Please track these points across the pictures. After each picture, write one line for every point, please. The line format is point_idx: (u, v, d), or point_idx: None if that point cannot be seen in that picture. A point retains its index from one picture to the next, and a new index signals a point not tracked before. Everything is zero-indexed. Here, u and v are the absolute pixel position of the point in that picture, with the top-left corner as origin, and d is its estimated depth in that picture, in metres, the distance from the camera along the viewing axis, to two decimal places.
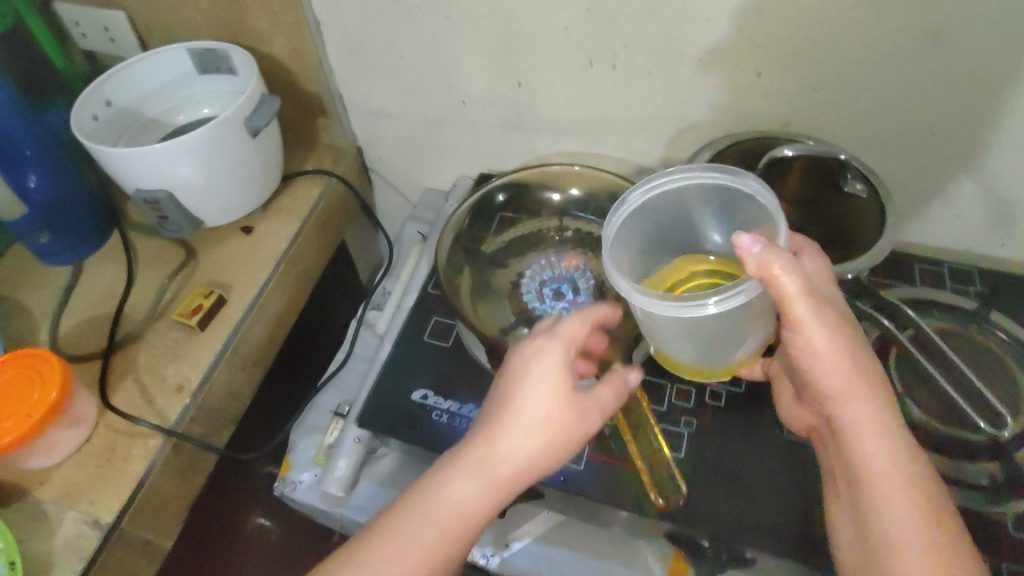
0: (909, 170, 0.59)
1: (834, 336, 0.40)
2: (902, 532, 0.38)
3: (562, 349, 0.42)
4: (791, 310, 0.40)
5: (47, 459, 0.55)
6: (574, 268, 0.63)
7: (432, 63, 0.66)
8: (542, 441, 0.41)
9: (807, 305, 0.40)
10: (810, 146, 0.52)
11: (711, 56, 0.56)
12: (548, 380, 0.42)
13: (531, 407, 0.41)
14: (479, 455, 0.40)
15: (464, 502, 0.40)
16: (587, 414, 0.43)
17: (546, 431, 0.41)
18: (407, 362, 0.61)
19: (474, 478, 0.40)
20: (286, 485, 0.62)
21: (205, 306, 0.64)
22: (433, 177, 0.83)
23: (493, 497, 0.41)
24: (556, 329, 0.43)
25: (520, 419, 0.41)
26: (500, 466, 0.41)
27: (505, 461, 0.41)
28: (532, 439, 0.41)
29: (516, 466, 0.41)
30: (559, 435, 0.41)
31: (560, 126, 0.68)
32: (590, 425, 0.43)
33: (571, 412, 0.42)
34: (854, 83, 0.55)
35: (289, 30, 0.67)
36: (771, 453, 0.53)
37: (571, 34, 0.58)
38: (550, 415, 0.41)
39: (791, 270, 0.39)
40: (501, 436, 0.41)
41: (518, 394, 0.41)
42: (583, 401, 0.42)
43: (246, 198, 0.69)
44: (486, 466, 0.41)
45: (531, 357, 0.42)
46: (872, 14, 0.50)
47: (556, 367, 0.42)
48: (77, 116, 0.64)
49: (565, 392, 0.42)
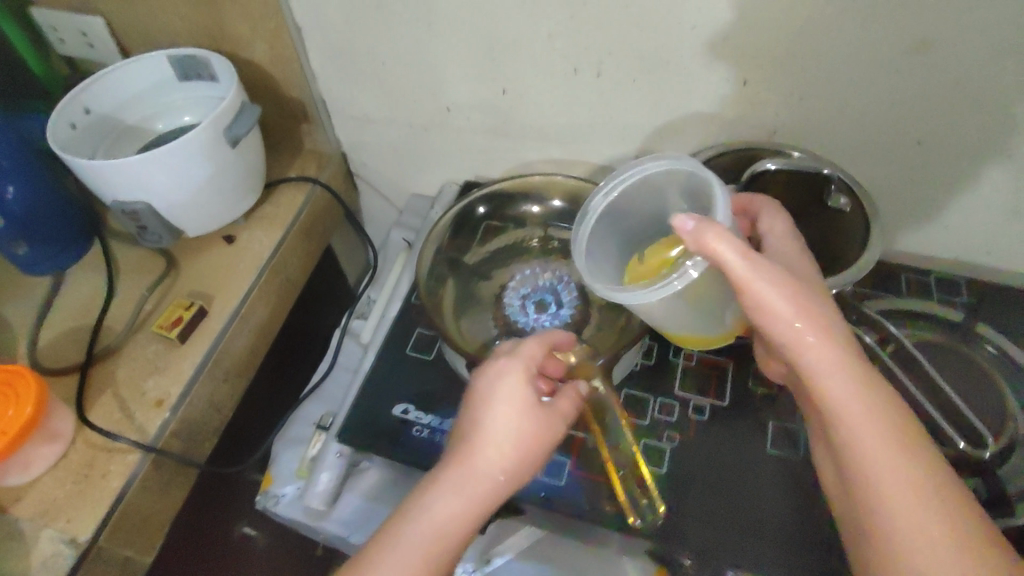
0: (897, 179, 0.59)
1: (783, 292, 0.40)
2: (891, 476, 0.37)
3: (521, 367, 0.44)
4: (737, 277, 0.40)
5: (24, 476, 0.54)
6: (557, 279, 0.63)
7: (415, 69, 0.65)
8: (512, 455, 0.42)
9: (751, 268, 0.39)
10: (795, 162, 0.51)
11: (697, 64, 0.55)
12: (512, 398, 0.43)
13: (497, 423, 0.43)
14: (455, 474, 0.42)
15: (446, 521, 0.41)
16: (553, 424, 0.44)
17: (515, 442, 0.43)
18: (391, 376, 0.61)
19: (453, 496, 0.41)
20: (268, 499, 0.61)
21: (185, 318, 0.63)
22: (419, 184, 0.82)
23: (474, 512, 0.42)
24: (514, 351, 0.45)
25: (489, 435, 0.42)
26: (474, 482, 0.42)
27: (479, 478, 0.42)
28: (503, 455, 0.42)
29: (491, 479, 0.42)
30: (530, 447, 0.43)
31: (546, 133, 0.67)
32: (557, 433, 0.45)
33: (538, 425, 0.44)
34: (841, 92, 0.54)
35: (270, 36, 0.66)
36: (753, 471, 0.53)
37: (555, 41, 0.57)
38: (516, 428, 0.43)
39: (727, 239, 0.39)
40: (472, 455, 0.42)
41: (484, 413, 0.43)
42: (548, 413, 0.44)
43: (226, 207, 0.68)
44: (463, 483, 0.42)
45: (492, 378, 0.44)
46: (860, 23, 0.49)
47: (518, 384, 0.44)
48: (54, 125, 0.62)
49: (528, 406, 0.44)
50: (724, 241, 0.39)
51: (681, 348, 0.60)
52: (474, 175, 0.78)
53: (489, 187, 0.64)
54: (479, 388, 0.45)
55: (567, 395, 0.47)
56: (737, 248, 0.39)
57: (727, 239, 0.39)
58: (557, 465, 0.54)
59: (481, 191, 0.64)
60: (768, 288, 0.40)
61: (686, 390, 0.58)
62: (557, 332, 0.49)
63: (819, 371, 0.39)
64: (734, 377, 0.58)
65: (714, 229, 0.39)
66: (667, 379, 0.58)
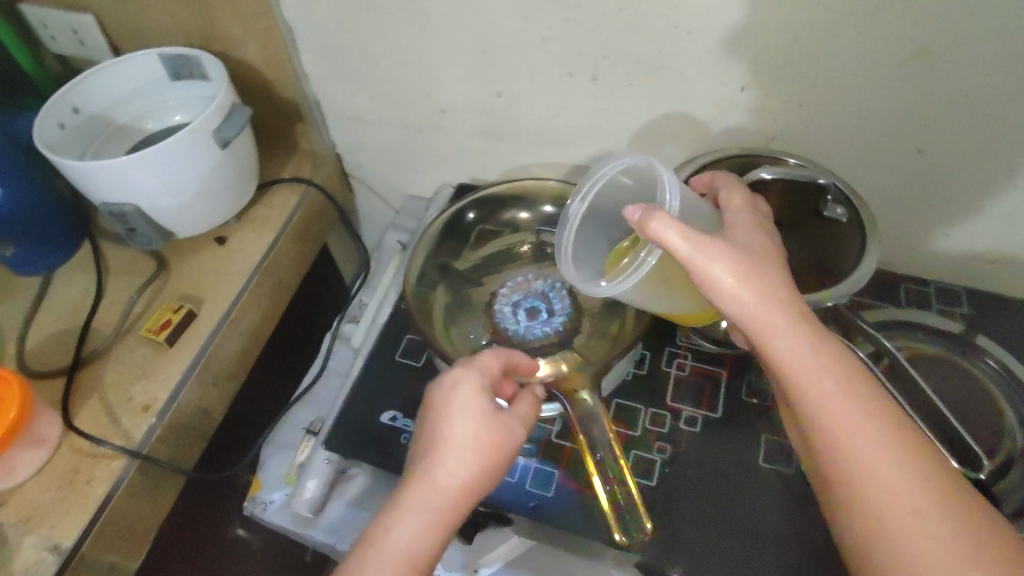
0: (896, 188, 0.58)
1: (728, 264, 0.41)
2: (854, 436, 0.38)
3: (476, 377, 0.45)
4: (681, 257, 0.40)
5: (8, 481, 0.53)
6: (550, 285, 0.62)
7: (409, 71, 0.64)
8: (475, 463, 0.42)
9: (693, 245, 0.40)
10: (791, 170, 0.50)
11: (693, 70, 0.54)
12: (470, 408, 0.44)
13: (457, 434, 0.43)
14: (418, 489, 0.42)
15: (412, 539, 0.41)
16: (514, 431, 0.45)
17: (476, 452, 0.43)
18: (381, 384, 0.61)
19: (416, 514, 0.41)
20: (255, 506, 0.60)
21: (174, 321, 0.62)
22: (414, 186, 0.81)
23: (440, 526, 0.41)
24: (468, 362, 0.46)
25: (450, 447, 0.43)
26: (440, 495, 0.42)
27: (445, 491, 0.42)
28: (466, 464, 0.42)
29: (454, 491, 0.42)
30: (493, 454, 0.43)
31: (541, 137, 0.67)
32: (517, 440, 0.45)
33: (498, 432, 0.44)
34: (841, 99, 0.53)
35: (262, 36, 0.65)
36: (745, 484, 0.52)
37: (550, 45, 0.56)
38: (476, 438, 0.43)
39: (668, 221, 0.39)
40: (434, 469, 0.42)
41: (443, 426, 0.43)
42: (507, 419, 0.45)
43: (216, 209, 0.67)
44: (425, 499, 0.42)
45: (449, 391, 0.44)
46: (860, 29, 0.48)
47: (475, 394, 0.44)
48: (42, 125, 0.61)
49: (487, 415, 0.44)
50: (669, 226, 0.39)
51: (673, 358, 0.60)
52: (469, 178, 0.77)
53: (481, 192, 0.63)
54: (436, 400, 0.45)
55: (525, 400, 0.47)
56: (682, 230, 0.39)
57: (672, 224, 0.39)
58: (546, 476, 0.53)
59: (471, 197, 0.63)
60: (714, 264, 0.40)
61: (678, 400, 0.57)
62: (516, 350, 0.49)
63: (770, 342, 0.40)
64: (728, 388, 0.57)
65: (660, 216, 0.39)
66: (659, 390, 0.58)
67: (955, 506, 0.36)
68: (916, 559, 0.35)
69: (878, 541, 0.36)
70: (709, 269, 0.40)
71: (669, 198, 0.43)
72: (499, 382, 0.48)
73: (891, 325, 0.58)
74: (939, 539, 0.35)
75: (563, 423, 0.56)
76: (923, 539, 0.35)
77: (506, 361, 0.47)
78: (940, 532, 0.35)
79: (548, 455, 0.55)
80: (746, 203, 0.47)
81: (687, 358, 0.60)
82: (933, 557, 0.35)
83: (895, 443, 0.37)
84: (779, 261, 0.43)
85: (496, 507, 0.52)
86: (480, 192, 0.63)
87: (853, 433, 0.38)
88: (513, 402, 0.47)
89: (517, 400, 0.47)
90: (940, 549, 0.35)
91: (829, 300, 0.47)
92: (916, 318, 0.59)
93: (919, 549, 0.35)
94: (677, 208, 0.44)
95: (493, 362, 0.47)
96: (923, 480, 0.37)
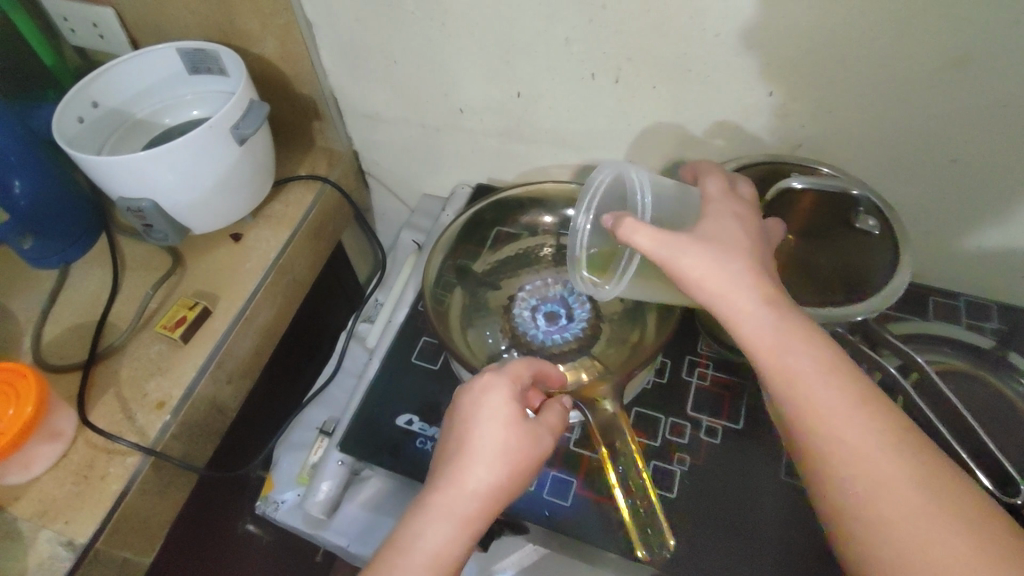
0: (925, 199, 0.57)
1: (708, 262, 0.42)
2: (856, 438, 0.37)
3: (506, 384, 0.45)
4: (663, 260, 0.43)
5: (24, 475, 0.53)
6: (568, 289, 0.61)
7: (428, 69, 0.63)
8: (504, 469, 0.42)
9: (672, 247, 0.43)
10: (822, 181, 0.48)
11: (721, 73, 0.53)
12: (500, 414, 0.44)
13: (487, 439, 0.43)
14: (445, 494, 0.41)
15: (439, 546, 0.40)
16: (541, 440, 0.45)
17: (505, 459, 0.43)
18: (396, 387, 0.60)
19: (445, 520, 0.41)
20: (268, 505, 0.60)
21: (189, 318, 0.62)
22: (431, 184, 0.80)
23: (467, 533, 0.41)
24: (499, 369, 0.46)
25: (480, 453, 0.42)
26: (467, 501, 0.41)
27: (472, 497, 0.41)
28: (495, 470, 0.42)
29: (483, 497, 0.42)
30: (522, 462, 0.43)
31: (562, 138, 0.66)
32: (545, 449, 0.45)
33: (527, 441, 0.44)
34: (873, 105, 0.52)
35: (281, 33, 0.64)
36: (763, 496, 0.52)
37: (573, 45, 0.55)
38: (507, 444, 0.43)
39: (641, 227, 0.43)
40: (462, 474, 0.42)
41: (473, 431, 0.43)
42: (536, 428, 0.45)
43: (232, 204, 0.67)
44: (453, 504, 0.41)
45: (480, 395, 0.44)
46: (895, 35, 0.46)
47: (506, 401, 0.44)
48: (62, 119, 0.61)
49: (517, 421, 0.44)
50: (633, 229, 0.43)
51: (694, 367, 0.59)
52: (487, 178, 0.76)
53: (500, 195, 0.62)
54: (466, 405, 0.45)
55: (553, 411, 0.47)
56: (647, 232, 0.43)
57: (637, 227, 0.43)
58: (563, 485, 0.53)
59: (489, 200, 0.62)
60: (680, 257, 0.42)
61: (698, 410, 0.56)
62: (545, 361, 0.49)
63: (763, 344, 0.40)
64: (749, 399, 0.56)
65: (627, 222, 0.43)
66: (680, 399, 0.57)
67: (928, 467, 0.36)
68: (891, 527, 0.35)
69: (854, 512, 0.37)
70: (676, 262, 0.42)
71: (640, 198, 0.47)
72: (527, 391, 0.48)
73: (919, 338, 0.58)
74: (913, 503, 0.36)
75: (582, 430, 0.55)
76: (896, 506, 0.36)
77: (537, 371, 0.47)
78: (913, 496, 0.36)
79: (565, 463, 0.54)
80: (727, 187, 0.48)
81: (708, 367, 0.59)
82: (906, 522, 0.35)
83: (865, 412, 0.38)
84: (751, 244, 0.44)
85: (512, 515, 0.51)
86: (499, 196, 0.62)
87: (838, 414, 0.38)
88: (541, 411, 0.47)
89: (544, 409, 0.47)
90: (914, 513, 0.35)
91: (857, 316, 0.47)
92: (940, 332, 0.58)
93: (894, 516, 0.36)
94: (650, 204, 0.48)
95: (524, 370, 0.46)
96: (895, 445, 0.37)
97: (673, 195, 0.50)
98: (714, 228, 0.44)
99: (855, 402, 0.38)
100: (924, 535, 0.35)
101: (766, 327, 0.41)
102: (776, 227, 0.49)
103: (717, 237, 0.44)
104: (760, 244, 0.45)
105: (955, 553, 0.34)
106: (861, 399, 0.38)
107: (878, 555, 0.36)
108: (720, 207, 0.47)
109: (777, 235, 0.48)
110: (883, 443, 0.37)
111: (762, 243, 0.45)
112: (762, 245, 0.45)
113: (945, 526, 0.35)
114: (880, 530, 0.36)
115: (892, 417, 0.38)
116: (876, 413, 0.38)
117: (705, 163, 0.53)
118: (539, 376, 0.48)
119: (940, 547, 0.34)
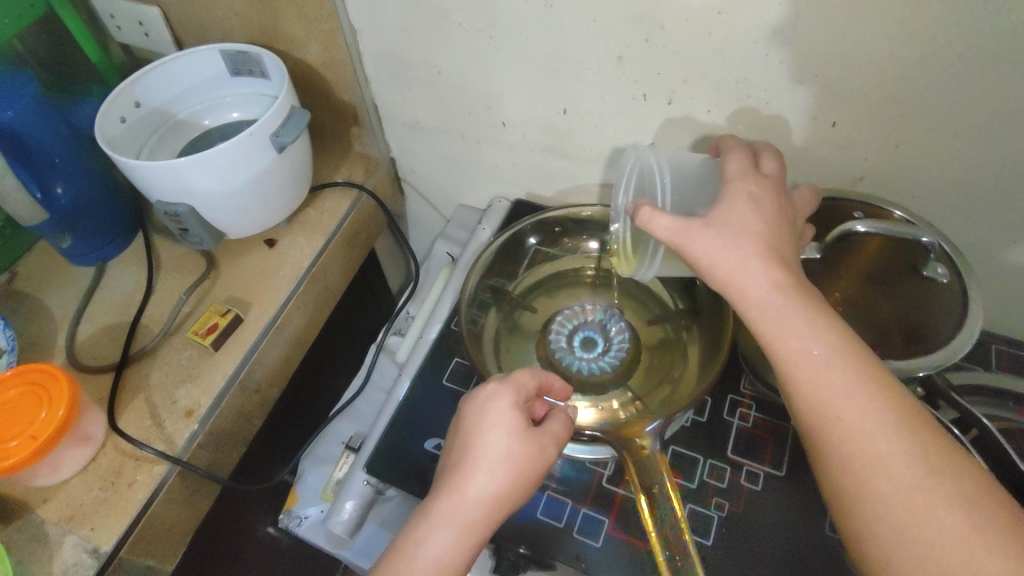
0: (991, 242, 0.55)
1: (727, 253, 0.42)
2: (856, 416, 0.37)
3: (508, 393, 0.44)
4: (679, 245, 0.43)
5: (53, 478, 0.53)
6: (606, 315, 0.59)
7: (472, 82, 0.62)
8: (506, 477, 0.42)
9: (688, 236, 0.43)
10: (890, 227, 0.46)
11: (783, 101, 0.51)
12: (503, 422, 0.43)
13: (490, 447, 0.42)
14: (448, 504, 0.41)
15: (444, 554, 0.40)
16: (545, 448, 0.44)
17: (507, 466, 0.42)
18: (425, 408, 0.60)
19: (447, 529, 0.40)
20: (291, 519, 0.61)
21: (220, 325, 0.62)
22: (469, 195, 0.79)
23: (471, 541, 0.41)
24: (502, 378, 0.45)
25: (482, 460, 0.42)
26: (470, 509, 0.41)
27: (474, 505, 0.41)
28: (497, 477, 0.42)
29: (485, 504, 0.41)
30: (524, 469, 0.42)
31: (606, 156, 0.64)
32: (548, 459, 0.44)
33: (529, 448, 0.43)
34: (947, 142, 0.49)
35: (324, 40, 0.63)
36: (798, 544, 0.50)
37: (625, 64, 0.53)
38: (509, 452, 0.42)
39: (658, 213, 0.44)
40: (464, 483, 0.42)
41: (475, 439, 0.43)
42: (539, 435, 0.44)
43: (270, 209, 0.66)
44: (456, 513, 0.41)
45: (483, 404, 0.44)
46: (983, 72, 0.43)
47: (509, 408, 0.44)
48: (104, 119, 0.60)
49: (520, 429, 0.43)
50: (649, 214, 0.44)
51: (736, 408, 0.56)
52: (526, 194, 0.75)
53: (544, 215, 0.62)
54: (469, 413, 0.44)
55: (558, 418, 0.46)
56: (664, 218, 0.43)
57: (652, 215, 0.44)
58: (594, 524, 0.51)
59: (531, 220, 0.61)
60: (695, 239, 0.42)
61: (739, 454, 0.54)
62: (551, 374, 0.49)
63: (766, 322, 0.40)
64: (793, 444, 0.54)
65: (644, 209, 0.44)
66: (720, 440, 0.55)
67: (925, 445, 0.36)
68: (882, 505, 0.36)
69: (852, 487, 0.37)
70: (690, 245, 0.43)
71: (659, 179, 0.49)
72: (531, 401, 0.47)
73: (979, 389, 0.54)
74: (912, 481, 0.35)
75: (616, 466, 0.54)
76: (890, 483, 0.36)
77: (540, 381, 0.47)
78: (907, 474, 0.36)
79: (597, 502, 0.52)
80: (748, 165, 0.46)
81: (751, 408, 0.56)
82: (901, 495, 0.35)
83: (865, 390, 0.38)
84: (766, 229, 0.42)
85: (540, 552, 0.50)
86: (540, 216, 0.61)
87: (840, 395, 0.38)
88: (545, 420, 0.46)
89: (548, 418, 0.46)
90: (906, 493, 0.35)
91: (920, 371, 0.44)
92: (997, 383, 0.54)
93: (887, 491, 0.36)
94: (669, 182, 0.49)
95: (528, 380, 0.46)
96: (894, 426, 0.37)
97: (690, 176, 0.50)
98: (726, 212, 0.43)
99: (856, 383, 0.38)
100: (913, 510, 0.35)
101: (776, 317, 0.40)
102: (808, 204, 0.49)
103: (731, 220, 0.43)
104: (781, 228, 0.43)
105: (945, 534, 0.34)
106: (860, 375, 0.38)
107: (870, 531, 0.36)
108: (734, 187, 0.45)
109: (810, 206, 0.49)
110: (880, 421, 0.37)
111: (782, 236, 0.43)
112: (776, 224, 0.43)
113: (932, 497, 0.35)
114: (872, 502, 0.36)
115: (891, 393, 0.38)
116: (877, 391, 0.38)
117: (728, 138, 0.51)
118: (544, 386, 0.48)
119: (931, 528, 0.34)
